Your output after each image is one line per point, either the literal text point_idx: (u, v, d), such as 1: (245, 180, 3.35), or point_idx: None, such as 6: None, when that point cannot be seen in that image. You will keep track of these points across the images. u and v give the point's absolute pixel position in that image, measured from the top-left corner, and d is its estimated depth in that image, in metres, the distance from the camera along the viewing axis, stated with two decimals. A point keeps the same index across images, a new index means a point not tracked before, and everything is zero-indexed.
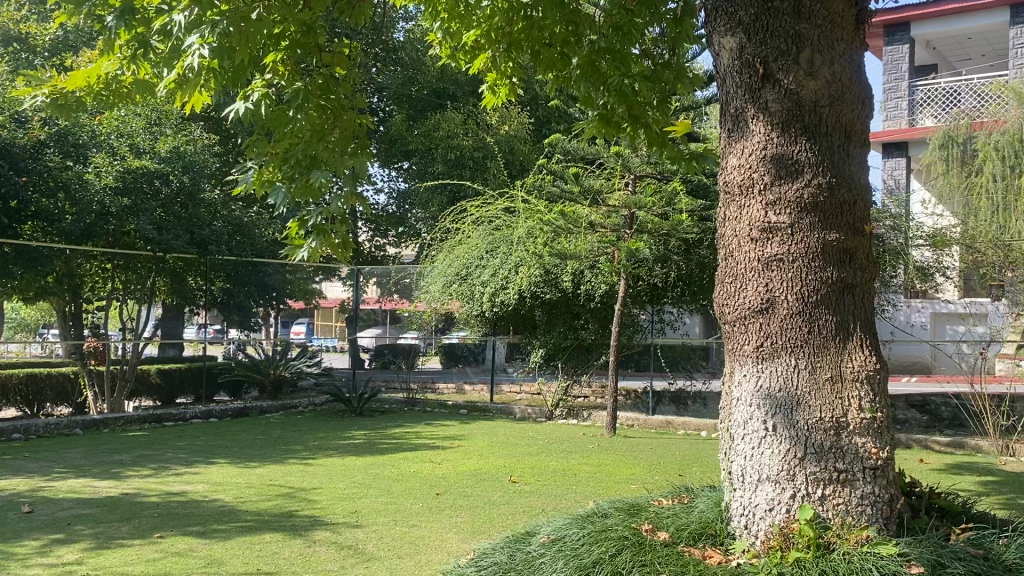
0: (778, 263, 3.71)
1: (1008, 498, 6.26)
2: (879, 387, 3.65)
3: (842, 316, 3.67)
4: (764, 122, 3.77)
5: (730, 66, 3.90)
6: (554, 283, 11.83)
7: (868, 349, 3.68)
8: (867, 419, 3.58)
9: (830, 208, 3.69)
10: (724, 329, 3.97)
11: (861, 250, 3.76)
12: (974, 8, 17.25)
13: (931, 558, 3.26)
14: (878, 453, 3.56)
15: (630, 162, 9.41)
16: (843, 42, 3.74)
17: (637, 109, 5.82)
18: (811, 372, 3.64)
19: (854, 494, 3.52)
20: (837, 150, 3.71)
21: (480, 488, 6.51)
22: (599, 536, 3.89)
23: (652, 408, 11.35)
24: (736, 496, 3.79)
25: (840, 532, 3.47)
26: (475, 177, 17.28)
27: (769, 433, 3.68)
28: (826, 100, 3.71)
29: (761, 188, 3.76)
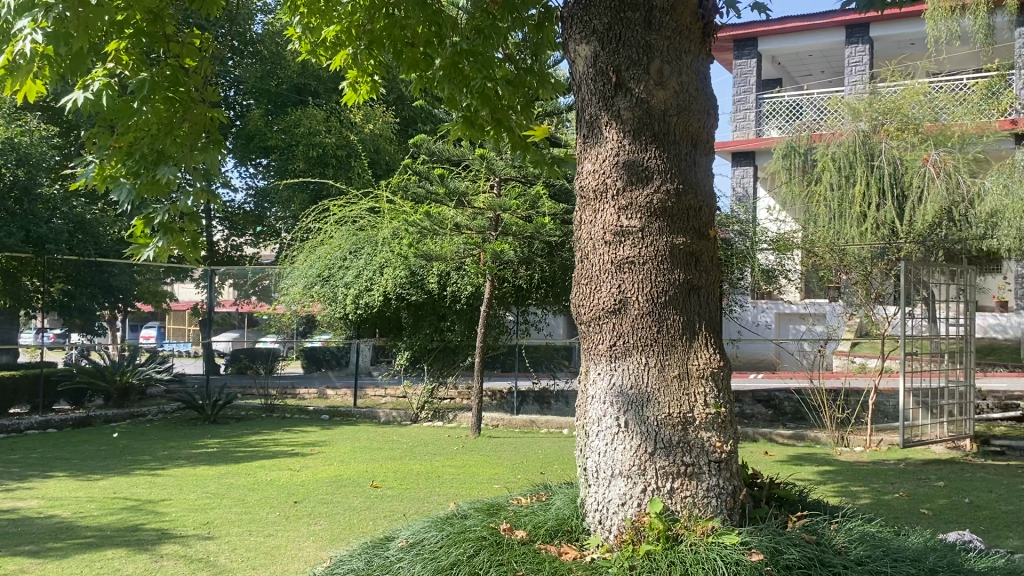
0: (631, 265, 3.83)
1: (842, 486, 6.72)
2: (722, 383, 3.83)
3: (689, 316, 3.83)
4: (616, 129, 3.88)
5: (585, 73, 3.99)
6: (420, 285, 11.71)
7: (713, 347, 3.86)
8: (711, 414, 3.75)
9: (678, 212, 3.84)
10: (579, 329, 4.06)
11: (706, 253, 3.93)
12: (814, 27, 18.42)
13: (769, 546, 3.43)
14: (722, 446, 3.73)
15: (494, 165, 9.49)
16: (690, 53, 3.90)
17: (501, 113, 5.93)
18: (660, 370, 3.78)
19: (701, 487, 3.67)
20: (685, 158, 3.87)
21: (341, 494, 6.39)
22: (458, 537, 3.89)
23: (516, 408, 11.50)
24: (590, 492, 3.88)
25: (688, 524, 3.61)
26: (339, 176, 16.98)
27: (621, 429, 3.79)
28: (675, 109, 3.85)
29: (614, 192, 3.87)
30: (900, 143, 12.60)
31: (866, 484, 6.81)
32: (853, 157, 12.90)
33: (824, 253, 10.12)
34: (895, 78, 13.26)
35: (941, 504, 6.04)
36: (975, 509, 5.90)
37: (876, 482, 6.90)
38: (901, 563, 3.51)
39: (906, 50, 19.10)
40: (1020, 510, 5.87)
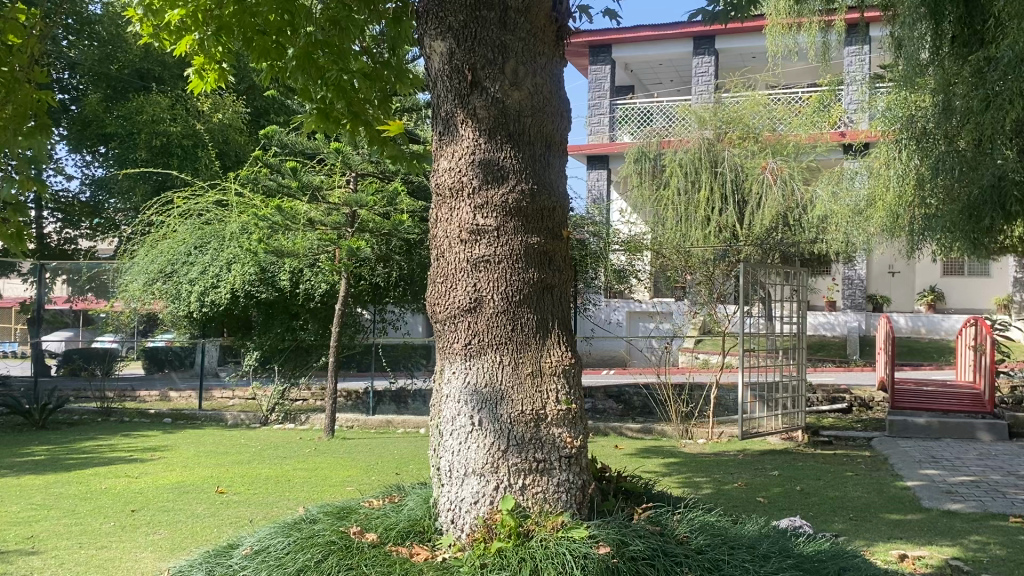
0: (486, 264, 3.83)
1: (686, 477, 7.00)
2: (574, 379, 3.91)
3: (542, 314, 3.89)
4: (472, 127, 3.87)
5: (440, 70, 3.95)
6: (271, 282, 11.33)
7: (565, 344, 3.94)
8: (563, 410, 3.81)
9: (533, 212, 3.87)
10: (434, 328, 4.03)
11: (559, 253, 4.00)
12: (664, 36, 19.13)
13: (616, 538, 3.52)
14: (572, 442, 3.81)
15: (349, 159, 9.31)
16: (544, 55, 3.95)
17: (356, 106, 5.84)
18: (514, 367, 3.81)
19: (552, 482, 3.73)
20: (539, 159, 3.91)
21: (183, 501, 6.07)
22: (306, 542, 3.77)
23: (372, 408, 11.32)
24: (443, 492, 3.87)
25: (538, 519, 3.65)
26: (183, 167, 16.18)
27: (474, 428, 3.80)
28: (529, 110, 3.89)
29: (470, 191, 3.86)
30: (741, 151, 13.26)
31: (708, 474, 7.14)
32: (698, 164, 13.33)
33: (670, 253, 10.70)
34: (737, 90, 13.92)
35: (775, 492, 6.41)
36: (805, 496, 6.30)
37: (717, 473, 7.24)
38: (737, 550, 3.69)
39: (748, 63, 20.21)
40: (844, 496, 6.32)
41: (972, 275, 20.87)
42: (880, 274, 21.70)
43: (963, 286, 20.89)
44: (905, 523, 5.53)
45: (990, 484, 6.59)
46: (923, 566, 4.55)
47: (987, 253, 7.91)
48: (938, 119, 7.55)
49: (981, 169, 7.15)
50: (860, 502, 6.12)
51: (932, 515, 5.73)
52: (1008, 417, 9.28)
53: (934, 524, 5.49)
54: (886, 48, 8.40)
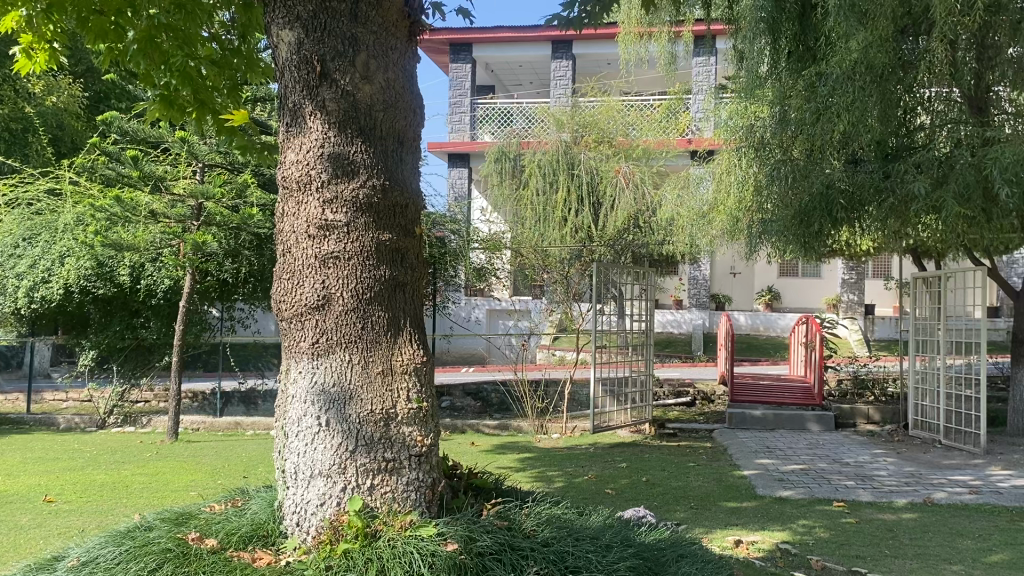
0: (335, 260, 3.75)
1: (539, 472, 7.13)
2: (424, 378, 3.90)
3: (393, 312, 3.85)
4: (321, 120, 3.76)
5: (288, 60, 3.81)
6: (108, 277, 10.57)
7: (416, 343, 3.92)
8: (413, 408, 3.79)
9: (384, 209, 3.83)
10: (280, 326, 3.91)
11: (411, 251, 3.97)
12: (523, 38, 19.39)
13: (464, 535, 3.54)
14: (423, 440, 3.79)
15: (196, 150, 8.97)
16: (396, 51, 3.92)
17: (203, 93, 5.60)
18: (363, 366, 3.76)
19: (401, 482, 3.71)
20: (391, 155, 3.87)
21: (4, 512, 5.64)
22: (139, 551, 3.58)
23: (219, 410, 11.07)
24: (289, 494, 3.78)
25: (386, 519, 3.61)
26: (10, 152, 14.80)
27: (321, 428, 3.72)
28: (380, 104, 3.83)
29: (318, 185, 3.76)
30: (596, 154, 13.55)
31: (560, 468, 7.30)
32: (555, 166, 13.57)
33: (529, 253, 10.82)
34: (593, 94, 14.24)
35: (623, 484, 6.63)
36: (651, 486, 6.56)
37: (569, 466, 7.41)
38: (581, 541, 3.78)
39: (603, 69, 20.90)
40: (687, 485, 6.61)
41: (805, 276, 22.29)
42: (723, 275, 22.81)
43: (798, 286, 22.28)
44: (741, 510, 5.85)
45: (816, 472, 7.07)
46: (756, 551, 4.83)
47: (817, 255, 8.45)
48: (775, 128, 8.04)
49: (812, 177, 7.67)
50: (700, 491, 6.42)
51: (765, 502, 6.09)
52: (834, 408, 9.99)
53: (767, 511, 5.84)
54: (729, 60, 8.86)
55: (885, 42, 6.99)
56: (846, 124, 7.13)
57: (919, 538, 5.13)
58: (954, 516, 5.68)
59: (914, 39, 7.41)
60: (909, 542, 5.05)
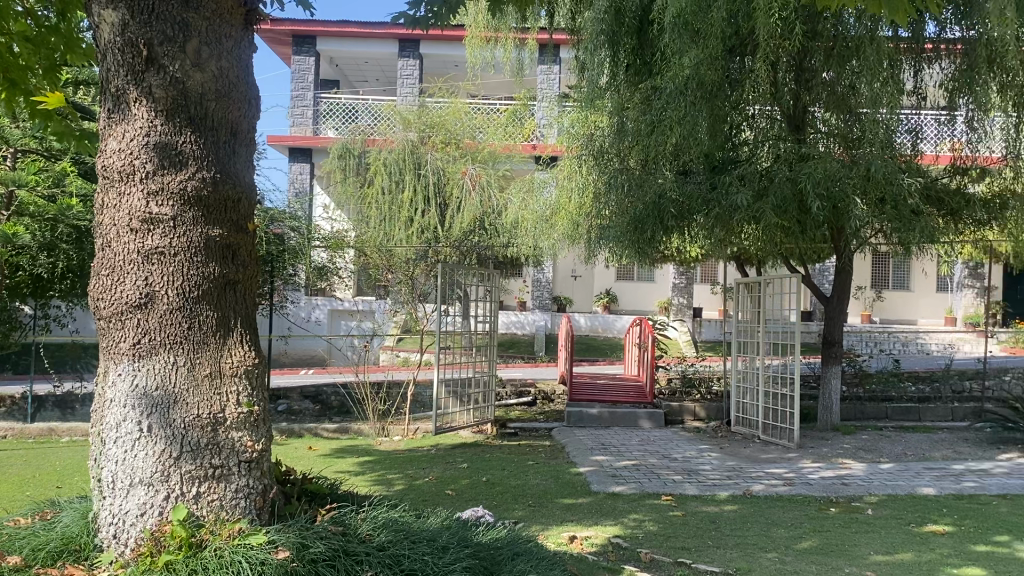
0: (160, 256, 3.54)
1: (379, 475, 7.03)
2: (255, 380, 3.77)
3: (223, 311, 3.69)
4: (146, 107, 3.54)
5: (110, 42, 3.55)
6: None
7: (247, 344, 3.78)
8: (243, 413, 3.66)
9: (215, 203, 3.65)
10: (97, 325, 3.65)
11: (244, 247, 3.81)
12: (369, 34, 19.17)
13: (296, 542, 3.43)
14: (253, 446, 3.67)
15: (7, 133, 8.24)
16: (231, 39, 3.76)
17: (15, 72, 5.16)
18: (189, 369, 3.57)
19: (229, 489, 3.57)
20: (223, 147, 3.69)
21: None
22: None
23: (31, 417, 10.38)
24: (105, 505, 3.54)
25: (213, 528, 3.45)
26: None
27: (143, 434, 3.50)
28: (213, 94, 3.66)
29: (142, 176, 3.54)
30: (443, 155, 13.53)
31: (401, 470, 7.24)
32: (402, 165, 13.35)
33: (371, 252, 10.57)
34: (441, 95, 14.26)
35: (463, 485, 6.65)
36: (490, 486, 6.62)
37: (410, 468, 7.36)
38: (418, 543, 3.75)
39: (450, 70, 21.03)
40: (526, 484, 6.72)
41: (640, 279, 23.25)
42: (565, 277, 23.31)
43: (633, 289, 23.20)
44: (576, 506, 6.02)
45: (647, 467, 7.37)
46: (589, 546, 4.97)
47: (650, 262, 8.81)
48: (613, 138, 8.34)
49: (646, 186, 7.96)
50: (538, 489, 6.55)
51: (599, 498, 6.28)
52: (664, 406, 10.46)
53: (600, 506, 6.04)
54: (572, 70, 9.11)
55: (715, 61, 7.44)
56: (678, 137, 7.50)
57: (739, 528, 5.45)
58: (770, 506, 6.08)
59: (740, 59, 7.90)
60: (730, 533, 5.35)
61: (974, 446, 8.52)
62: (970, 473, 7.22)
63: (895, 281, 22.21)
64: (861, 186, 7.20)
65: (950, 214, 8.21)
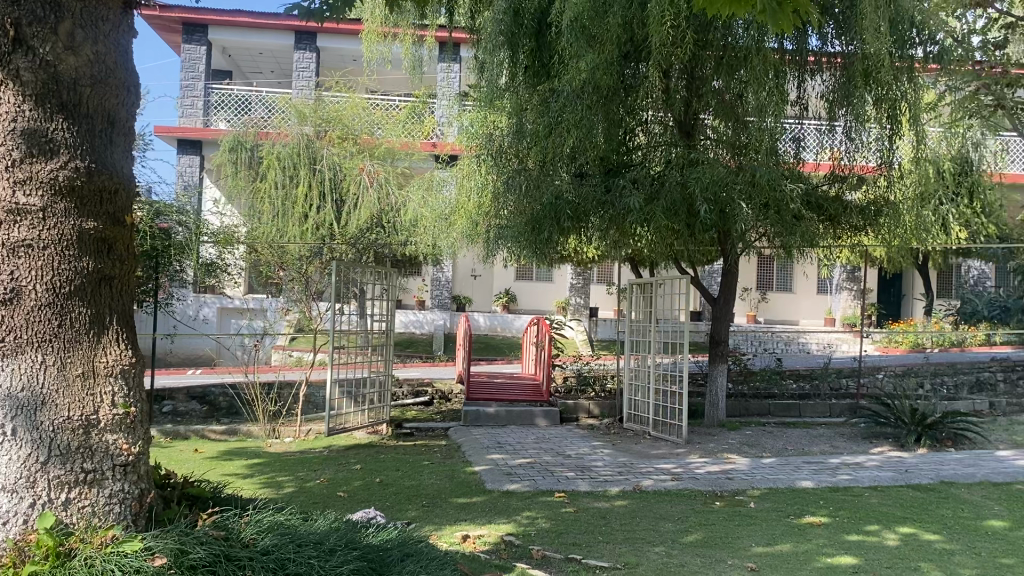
0: (27, 249, 3.34)
1: (267, 477, 6.85)
2: (132, 381, 3.62)
3: (98, 308, 3.52)
4: (13, 91, 3.30)
5: None
6: None
7: (124, 342, 3.62)
8: (119, 414, 3.51)
9: (89, 194, 3.47)
10: None
11: (121, 242, 3.65)
12: (264, 25, 18.71)
13: (174, 548, 3.29)
14: (129, 449, 3.54)
15: None
16: (108, 22, 3.57)
17: None
18: (60, 368, 3.39)
19: (102, 494, 3.42)
20: (98, 137, 3.52)
21: None
22: None
23: None
24: None
25: (84, 536, 3.28)
26: None
27: (5, 438, 3.28)
28: (87, 79, 3.47)
29: (8, 164, 3.31)
30: (340, 151, 13.31)
31: (291, 473, 7.06)
32: (297, 159, 12.95)
33: (262, 249, 10.27)
34: (337, 90, 14.04)
35: (356, 486, 6.55)
36: (384, 487, 6.54)
37: (301, 470, 7.19)
38: (304, 547, 3.66)
39: (348, 64, 20.71)
40: (420, 484, 6.68)
41: (539, 279, 23.44)
42: (464, 276, 23.25)
43: (531, 289, 23.38)
44: (470, 505, 6.01)
45: (542, 465, 7.43)
46: (482, 544, 4.98)
47: (547, 262, 8.86)
48: (511, 138, 8.37)
49: (543, 187, 8.02)
50: (432, 489, 6.51)
51: (492, 497, 6.30)
52: (559, 404, 10.59)
53: (494, 504, 6.05)
54: (471, 69, 9.10)
55: (610, 65, 7.59)
56: (575, 139, 7.59)
57: (629, 524, 5.56)
58: (659, 501, 6.23)
59: (635, 64, 8.02)
60: (621, 528, 5.46)
61: (849, 440, 8.96)
62: (845, 466, 7.59)
63: (780, 283, 23.14)
64: (747, 192, 7.44)
65: (829, 220, 8.66)
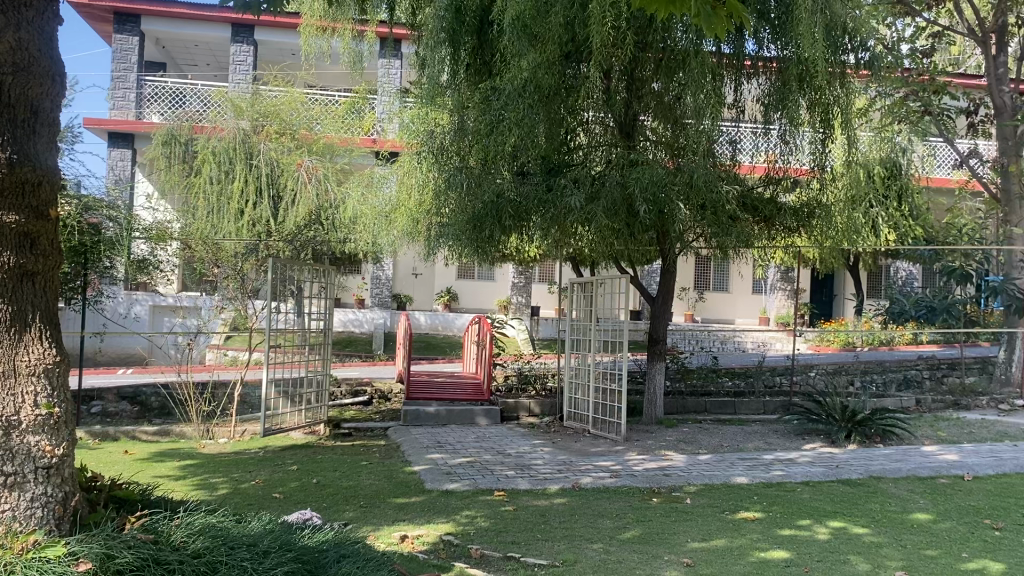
0: None
1: (200, 479, 6.69)
2: (57, 380, 3.50)
3: (19, 305, 3.39)
4: None
5: None
6: None
7: (48, 341, 3.49)
8: (42, 415, 3.40)
9: (10, 187, 3.34)
10: None
11: (46, 236, 3.52)
12: (199, 17, 18.30)
13: (100, 552, 3.19)
14: (53, 450, 3.42)
15: None
16: (31, 8, 3.44)
17: None
18: None
19: (24, 498, 3.30)
20: (21, 127, 3.39)
21: None
22: None
23: None
24: None
25: (4, 541, 3.16)
26: None
27: None
28: (8, 67, 3.34)
29: None
30: (278, 146, 13.09)
31: (226, 474, 6.91)
32: (232, 155, 12.76)
33: (196, 245, 10.02)
34: (275, 84, 13.80)
35: (292, 487, 6.45)
36: (321, 488, 6.45)
37: (235, 472, 7.04)
38: (237, 549, 3.58)
39: (286, 59, 20.42)
40: (358, 484, 6.61)
41: (480, 278, 23.40)
42: (405, 275, 23.13)
43: (473, 288, 23.32)
44: (408, 505, 5.97)
45: (481, 464, 7.42)
46: (420, 544, 4.94)
47: (488, 261, 8.85)
48: (452, 136, 8.34)
49: (484, 185, 7.99)
50: (370, 489, 6.45)
51: (431, 496, 6.26)
52: (499, 403, 10.59)
53: (433, 504, 6.02)
54: (412, 65, 9.04)
55: (551, 65, 7.63)
56: (516, 138, 7.59)
57: (568, 521, 5.59)
58: (597, 498, 6.28)
59: (576, 65, 8.06)
60: (560, 526, 5.48)
61: (782, 436, 9.17)
62: (778, 462, 7.75)
63: (716, 283, 23.54)
64: (684, 193, 7.59)
65: (763, 222, 8.86)
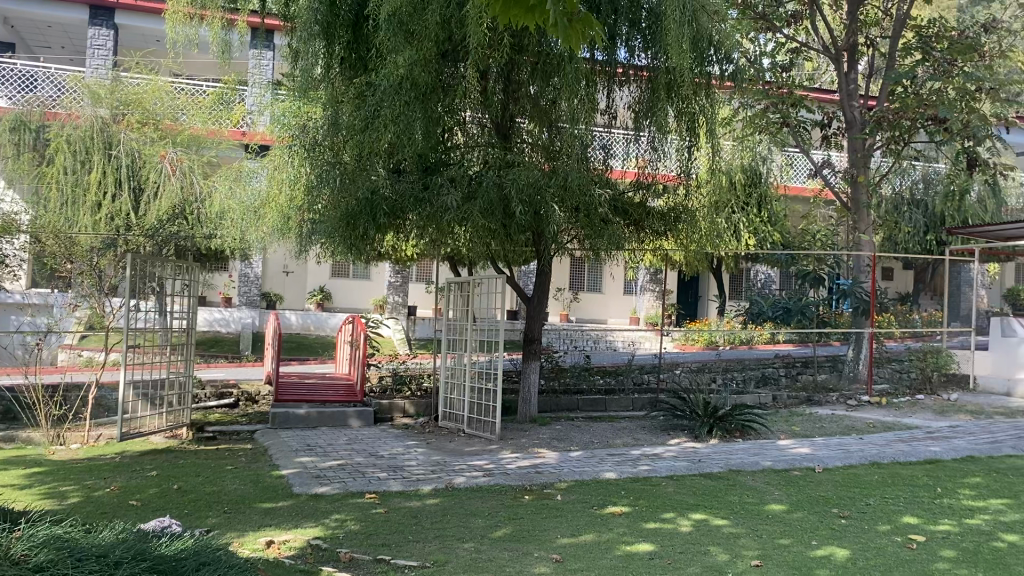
0: None
1: (49, 488, 6.29)
2: None
3: None
4: None
5: None
6: None
7: None
8: None
9: None
10: None
11: None
12: None
13: None
14: None
15: None
16: None
17: None
18: None
19: None
20: None
21: None
22: None
23: None
24: None
25: None
26: None
27: None
28: None
29: None
30: (139, 136, 12.45)
31: (76, 482, 6.52)
32: (89, 143, 11.98)
33: (47, 239, 9.41)
34: (137, 70, 13.16)
35: (150, 494, 6.15)
36: (182, 494, 6.18)
37: (87, 479, 6.65)
38: (84, 561, 3.38)
39: (150, 45, 19.56)
40: (222, 489, 6.37)
41: (355, 277, 23.00)
42: (276, 274, 22.70)
43: (347, 287, 22.89)
44: (275, 510, 5.80)
45: (352, 466, 7.30)
46: (286, 550, 4.82)
47: (363, 259, 8.71)
48: (326, 130, 8.15)
49: (359, 181, 7.84)
50: (235, 495, 6.22)
51: (300, 500, 6.11)
52: (372, 404, 10.45)
53: (301, 508, 5.87)
54: (284, 56, 8.79)
55: (428, 63, 7.59)
56: (392, 134, 7.51)
57: (440, 521, 5.58)
58: (469, 498, 6.29)
59: (454, 63, 8.05)
60: (432, 526, 5.46)
61: (650, 433, 9.46)
62: (645, 457, 8.00)
63: (589, 283, 24.10)
64: (558, 195, 7.73)
65: (634, 224, 9.15)
